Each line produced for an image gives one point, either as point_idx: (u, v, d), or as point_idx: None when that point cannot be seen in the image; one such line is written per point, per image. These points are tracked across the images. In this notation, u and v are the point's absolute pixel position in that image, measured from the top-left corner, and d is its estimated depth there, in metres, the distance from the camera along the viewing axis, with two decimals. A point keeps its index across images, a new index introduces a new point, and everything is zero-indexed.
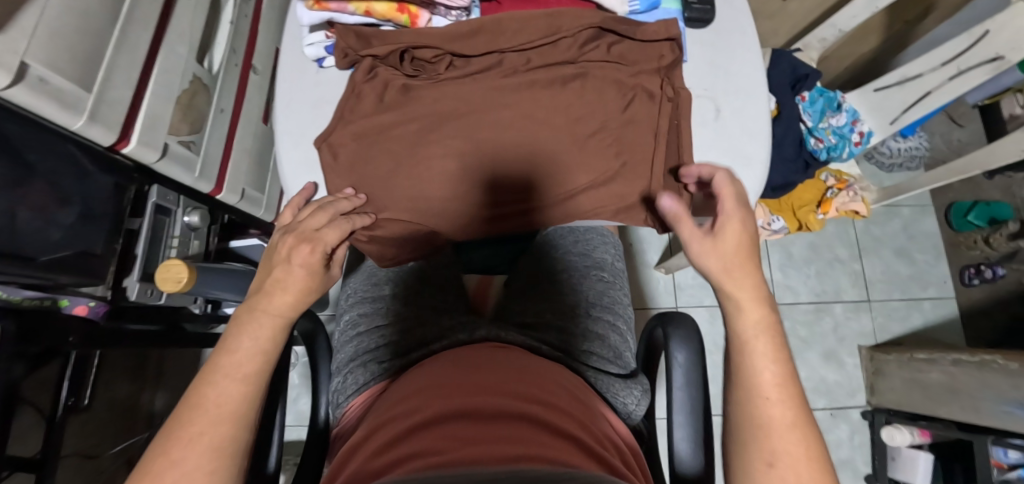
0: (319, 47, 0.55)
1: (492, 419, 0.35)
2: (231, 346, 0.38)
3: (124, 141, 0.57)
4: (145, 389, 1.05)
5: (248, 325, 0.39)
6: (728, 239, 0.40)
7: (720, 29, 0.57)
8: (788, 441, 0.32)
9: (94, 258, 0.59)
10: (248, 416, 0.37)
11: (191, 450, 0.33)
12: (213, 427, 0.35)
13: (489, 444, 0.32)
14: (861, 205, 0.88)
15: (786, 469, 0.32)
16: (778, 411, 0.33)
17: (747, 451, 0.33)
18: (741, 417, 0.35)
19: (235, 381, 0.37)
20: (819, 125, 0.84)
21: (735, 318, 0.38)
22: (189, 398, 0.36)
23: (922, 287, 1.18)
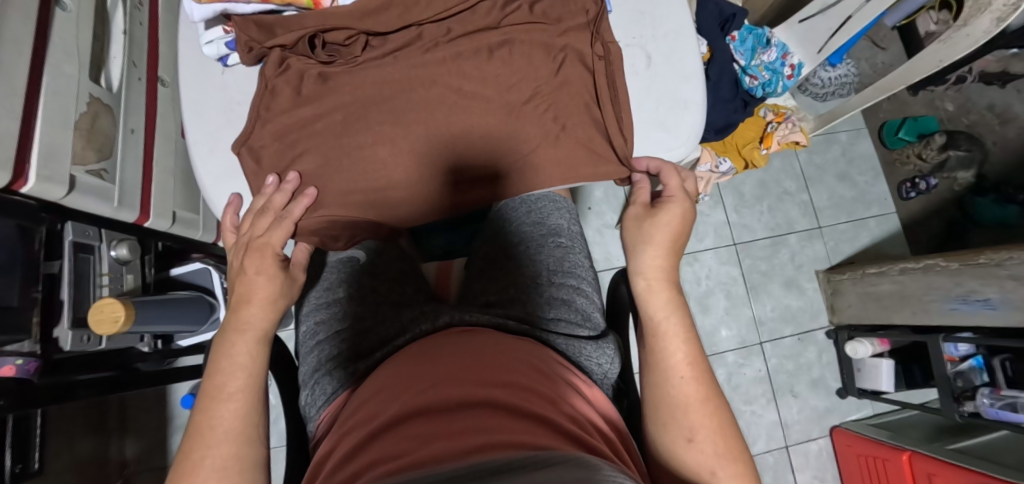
0: (220, 44, 0.51)
1: (455, 410, 0.36)
2: (220, 372, 0.41)
3: (20, 181, 0.52)
4: (112, 440, 0.99)
5: (223, 348, 0.42)
6: (647, 250, 0.46)
7: None
8: (700, 415, 0.40)
9: (12, 311, 0.53)
10: (250, 429, 0.39)
11: (197, 475, 0.36)
12: (213, 450, 0.37)
13: (449, 439, 0.32)
14: (800, 136, 0.88)
15: (701, 440, 0.39)
16: (691, 394, 0.41)
17: (669, 431, 0.40)
18: (664, 397, 0.41)
19: (224, 401, 0.39)
20: (751, 62, 0.86)
21: (649, 308, 0.45)
22: (193, 425, 0.38)
23: (866, 207, 1.24)
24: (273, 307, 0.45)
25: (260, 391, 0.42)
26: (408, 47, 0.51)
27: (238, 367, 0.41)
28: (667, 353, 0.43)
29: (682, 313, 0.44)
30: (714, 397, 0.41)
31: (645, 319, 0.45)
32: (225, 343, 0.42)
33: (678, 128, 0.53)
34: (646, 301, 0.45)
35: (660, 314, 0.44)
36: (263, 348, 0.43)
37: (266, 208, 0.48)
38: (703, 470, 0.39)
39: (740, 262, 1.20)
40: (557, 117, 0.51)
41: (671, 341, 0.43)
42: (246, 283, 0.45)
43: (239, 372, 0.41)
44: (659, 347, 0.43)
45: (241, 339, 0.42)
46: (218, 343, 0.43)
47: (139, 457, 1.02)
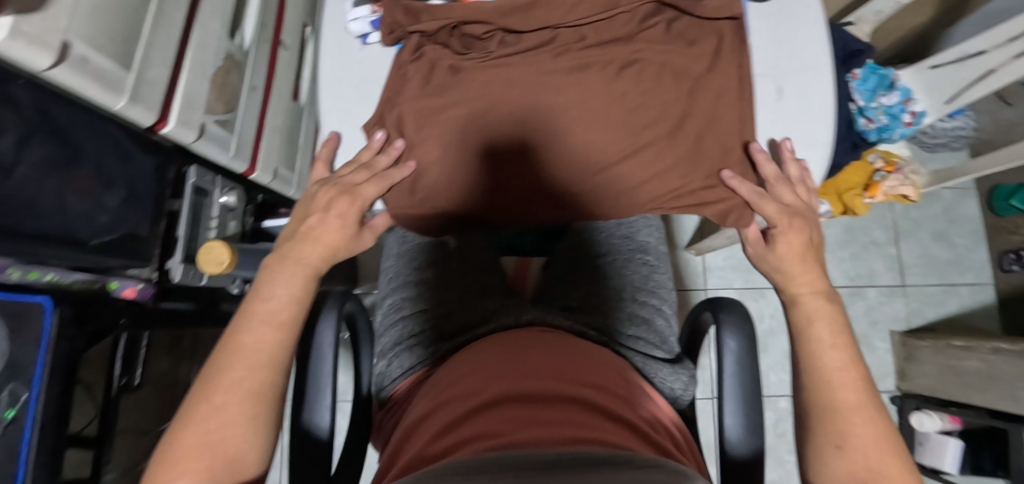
0: (365, 22, 0.54)
1: (545, 402, 0.37)
2: (260, 298, 0.43)
3: (163, 122, 0.57)
4: (182, 365, 1.08)
5: (278, 278, 0.44)
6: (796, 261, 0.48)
7: (784, 2, 0.56)
8: (854, 424, 0.39)
9: (139, 241, 0.59)
10: (284, 360, 0.42)
11: (232, 396, 0.38)
12: (251, 374, 0.39)
13: (545, 426, 0.34)
14: (911, 190, 0.82)
15: (853, 449, 0.38)
16: (848, 402, 0.39)
17: (818, 432, 0.40)
18: (813, 405, 0.41)
19: (269, 327, 0.41)
20: (870, 104, 0.80)
21: (806, 320, 0.44)
22: (224, 343, 0.40)
23: (960, 272, 1.15)
24: (330, 247, 0.48)
25: (296, 323, 0.43)
26: (540, 50, 0.51)
27: (279, 296, 0.43)
28: (825, 359, 0.42)
29: (836, 326, 0.44)
30: (876, 400, 0.40)
31: (801, 328, 0.44)
32: (279, 271, 0.44)
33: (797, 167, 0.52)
34: (802, 307, 0.45)
35: (818, 323, 0.44)
36: (300, 282, 0.45)
37: (370, 164, 0.51)
38: (853, 482, 0.37)
39: None
40: (671, 144, 0.51)
41: (826, 345, 0.42)
42: (306, 235, 0.47)
43: (278, 301, 0.43)
44: (814, 354, 0.42)
45: (286, 275, 0.44)
46: (267, 269, 0.45)
47: None
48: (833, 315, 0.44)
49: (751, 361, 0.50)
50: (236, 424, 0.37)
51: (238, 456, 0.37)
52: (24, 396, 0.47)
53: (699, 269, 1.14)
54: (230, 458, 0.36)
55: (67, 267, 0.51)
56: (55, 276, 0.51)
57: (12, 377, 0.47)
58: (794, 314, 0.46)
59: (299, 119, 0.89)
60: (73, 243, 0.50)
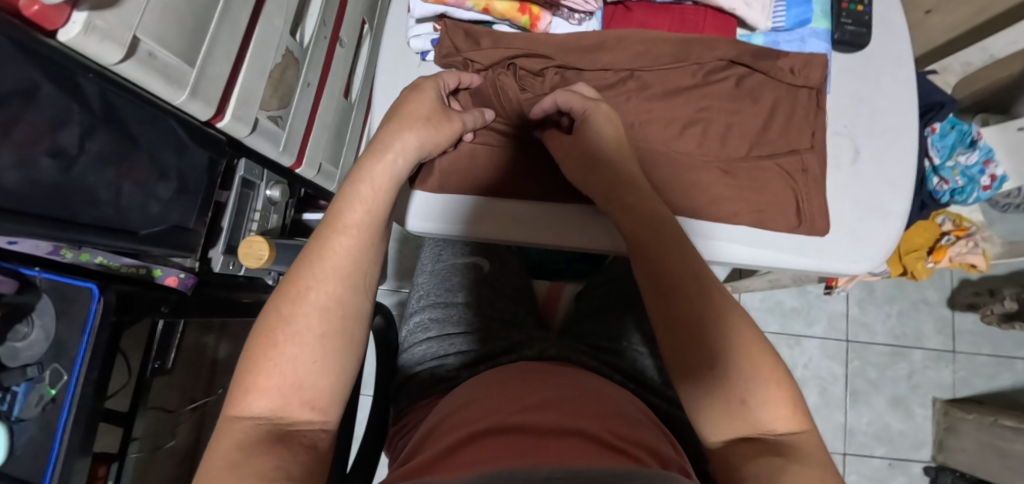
0: (426, 39, 0.52)
1: (551, 435, 0.36)
2: (342, 206, 0.38)
3: (219, 116, 0.57)
4: (211, 338, 1.10)
5: (351, 195, 0.39)
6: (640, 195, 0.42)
7: (872, 58, 0.52)
8: (751, 366, 0.34)
9: (188, 232, 0.61)
10: (360, 273, 0.37)
11: (302, 306, 0.34)
12: (320, 285, 0.35)
13: (540, 454, 0.33)
14: (981, 259, 0.79)
15: (755, 396, 0.33)
16: (745, 343, 0.35)
17: (721, 389, 0.34)
18: (703, 357, 0.35)
19: (341, 231, 0.37)
20: (946, 163, 0.75)
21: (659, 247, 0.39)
22: (303, 253, 0.36)
23: (1018, 345, 1.07)
24: (412, 150, 0.42)
25: (377, 237, 0.39)
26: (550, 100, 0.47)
27: (361, 202, 0.38)
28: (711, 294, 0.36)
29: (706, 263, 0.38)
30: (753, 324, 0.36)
31: (668, 257, 0.38)
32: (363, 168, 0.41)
33: (870, 239, 0.49)
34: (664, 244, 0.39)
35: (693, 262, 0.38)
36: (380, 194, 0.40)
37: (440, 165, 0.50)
38: (754, 419, 0.34)
39: (847, 362, 1.08)
40: (729, 207, 0.48)
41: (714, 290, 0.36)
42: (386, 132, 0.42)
43: (356, 206, 0.38)
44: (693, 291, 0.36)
45: (370, 179, 0.40)
46: (351, 174, 0.40)
47: (228, 359, 1.12)
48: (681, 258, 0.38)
49: None
50: (306, 339, 0.33)
51: (306, 381, 0.32)
52: (63, 376, 0.49)
53: None
54: (298, 383, 0.32)
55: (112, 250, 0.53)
56: (104, 259, 0.54)
57: (55, 356, 0.50)
58: (640, 270, 0.39)
59: (348, 116, 0.89)
60: (123, 232, 0.52)
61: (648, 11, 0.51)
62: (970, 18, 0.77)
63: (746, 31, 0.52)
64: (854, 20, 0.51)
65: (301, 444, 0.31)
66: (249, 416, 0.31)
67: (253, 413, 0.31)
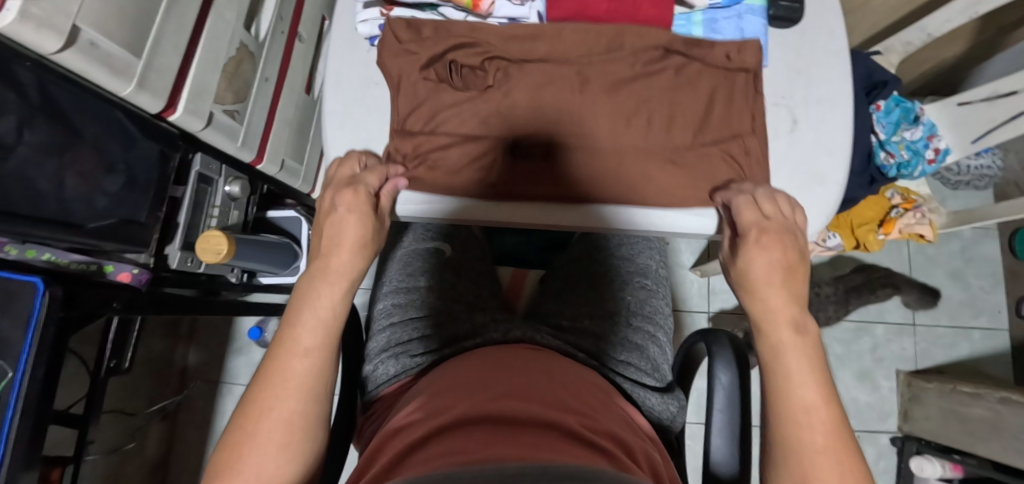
0: (372, 24, 0.52)
1: (521, 427, 0.36)
2: (297, 323, 0.38)
3: (170, 109, 0.57)
4: (179, 345, 1.08)
5: (310, 297, 0.39)
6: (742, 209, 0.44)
7: (806, 32, 0.54)
8: (825, 468, 0.33)
9: (137, 225, 0.59)
10: (317, 386, 0.37)
11: (262, 422, 0.35)
12: (281, 402, 0.35)
13: (510, 447, 0.33)
14: (927, 229, 0.81)
15: None
16: (824, 434, 0.33)
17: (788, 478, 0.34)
18: (778, 442, 0.35)
19: (299, 354, 0.37)
20: (892, 137, 0.78)
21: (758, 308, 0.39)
22: (262, 368, 0.37)
23: (974, 315, 1.11)
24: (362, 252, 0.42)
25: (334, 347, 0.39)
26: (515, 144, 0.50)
27: (324, 314, 0.38)
28: (798, 388, 0.35)
29: (807, 358, 0.36)
30: (841, 419, 0.34)
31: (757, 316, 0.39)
32: (315, 286, 0.39)
33: (813, 204, 0.50)
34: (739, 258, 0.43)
35: (790, 353, 0.36)
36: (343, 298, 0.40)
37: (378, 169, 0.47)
38: None
39: None
40: (675, 171, 0.49)
41: (799, 379, 0.35)
42: (332, 234, 0.42)
43: (315, 319, 0.38)
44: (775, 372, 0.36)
45: (324, 295, 0.39)
46: (299, 292, 0.39)
47: (199, 365, 1.10)
48: (783, 290, 0.39)
49: (742, 396, 0.48)
50: (266, 451, 0.34)
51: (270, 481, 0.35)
52: (7, 373, 0.47)
53: (703, 291, 1.12)
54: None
55: (64, 247, 0.53)
56: (52, 255, 0.53)
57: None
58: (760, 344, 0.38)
59: (310, 112, 0.89)
60: (70, 227, 0.51)
61: None
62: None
63: (684, 9, 0.52)
64: None
65: None
66: None
67: None
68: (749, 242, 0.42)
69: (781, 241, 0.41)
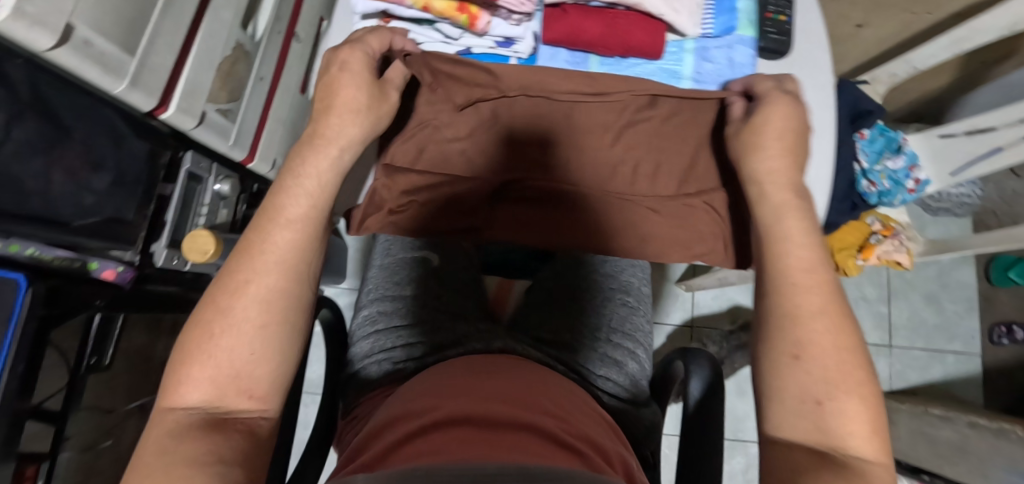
0: None
1: (500, 429, 0.37)
2: (277, 201, 0.39)
3: (163, 107, 0.57)
4: (161, 339, 1.07)
5: (291, 185, 0.40)
6: (788, 215, 0.40)
7: (794, 65, 0.55)
8: (812, 330, 0.36)
9: (125, 224, 0.59)
10: (300, 265, 0.39)
11: (238, 300, 0.36)
12: (259, 277, 0.37)
13: (490, 448, 0.34)
14: (905, 257, 0.83)
15: (811, 361, 0.35)
16: (817, 303, 0.37)
17: (778, 342, 0.37)
18: (777, 303, 0.38)
19: (281, 226, 0.38)
20: (874, 166, 0.80)
21: (760, 202, 0.42)
22: (242, 244, 0.38)
23: (948, 339, 1.14)
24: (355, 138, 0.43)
25: (317, 230, 0.40)
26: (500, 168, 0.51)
27: (303, 198, 0.40)
28: (797, 257, 0.39)
29: (806, 226, 0.40)
30: (837, 296, 0.37)
31: (762, 209, 0.42)
32: (299, 161, 0.41)
33: None
34: (774, 239, 0.40)
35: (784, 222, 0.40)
36: (321, 189, 0.41)
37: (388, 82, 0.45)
38: (807, 400, 0.35)
39: None
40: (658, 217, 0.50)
41: (795, 242, 0.39)
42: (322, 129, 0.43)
43: (299, 200, 0.40)
44: (775, 259, 0.39)
45: (301, 178, 0.41)
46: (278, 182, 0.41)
47: None
48: (810, 247, 0.39)
49: (714, 420, 0.49)
50: (245, 331, 0.35)
51: (244, 371, 0.35)
52: None
53: (687, 305, 1.14)
54: (236, 373, 0.34)
55: (48, 242, 0.52)
56: (37, 251, 0.51)
57: None
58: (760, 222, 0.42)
59: (304, 112, 0.89)
60: (55, 224, 0.51)
61: (587, 14, 0.48)
62: (899, 31, 0.83)
63: (676, 36, 0.52)
64: (777, 29, 0.54)
65: (236, 432, 0.33)
66: (182, 407, 0.33)
67: (188, 404, 0.34)
68: (773, 98, 0.43)
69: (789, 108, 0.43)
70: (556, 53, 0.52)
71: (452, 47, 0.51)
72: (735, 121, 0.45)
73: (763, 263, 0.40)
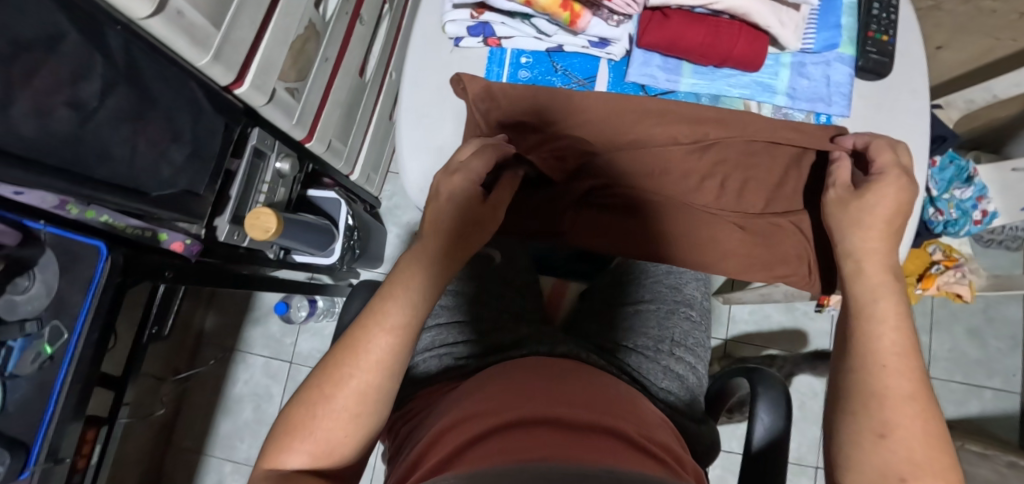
0: (461, 26, 0.51)
1: (581, 432, 0.35)
2: (385, 301, 0.38)
3: (238, 83, 0.56)
4: (200, 309, 1.09)
5: (397, 286, 0.39)
6: (883, 298, 0.38)
7: (891, 87, 0.53)
8: (903, 412, 0.33)
9: (197, 198, 0.60)
10: (397, 366, 0.38)
11: (339, 392, 0.36)
12: (361, 374, 0.36)
13: (577, 451, 0.32)
14: (967, 290, 0.81)
15: (899, 442, 0.32)
16: (905, 386, 0.34)
17: (858, 420, 0.34)
18: (861, 383, 0.35)
19: (385, 332, 0.37)
20: (942, 195, 0.78)
21: (855, 279, 0.40)
22: (346, 338, 0.38)
23: (988, 374, 1.12)
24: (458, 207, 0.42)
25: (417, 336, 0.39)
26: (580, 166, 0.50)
27: (405, 302, 0.38)
28: (887, 333, 0.36)
29: (901, 306, 0.37)
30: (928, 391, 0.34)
31: (858, 283, 0.40)
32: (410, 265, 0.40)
33: None
34: (864, 317, 0.37)
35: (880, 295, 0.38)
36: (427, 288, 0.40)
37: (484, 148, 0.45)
38: (890, 479, 0.31)
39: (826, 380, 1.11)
40: (741, 234, 0.49)
41: (888, 319, 0.36)
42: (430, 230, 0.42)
43: (399, 308, 0.38)
44: (865, 327, 0.37)
45: (408, 282, 0.39)
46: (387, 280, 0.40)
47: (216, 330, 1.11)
48: (901, 333, 0.36)
49: (783, 445, 0.48)
50: (341, 421, 0.35)
51: (336, 450, 0.36)
52: (65, 334, 0.49)
53: (723, 317, 1.13)
54: (329, 451, 0.36)
55: (119, 211, 0.53)
56: (109, 218, 0.53)
57: (57, 312, 0.49)
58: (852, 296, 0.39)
59: (361, 95, 0.88)
60: (135, 192, 0.51)
61: (689, 19, 0.47)
62: (980, 56, 0.80)
63: (776, 50, 0.51)
64: (878, 49, 0.51)
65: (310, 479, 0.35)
66: (281, 467, 0.35)
67: (287, 466, 0.35)
68: (887, 178, 0.41)
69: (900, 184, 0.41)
70: (649, 59, 0.50)
71: (543, 43, 0.51)
72: (838, 187, 0.44)
73: (850, 342, 0.38)
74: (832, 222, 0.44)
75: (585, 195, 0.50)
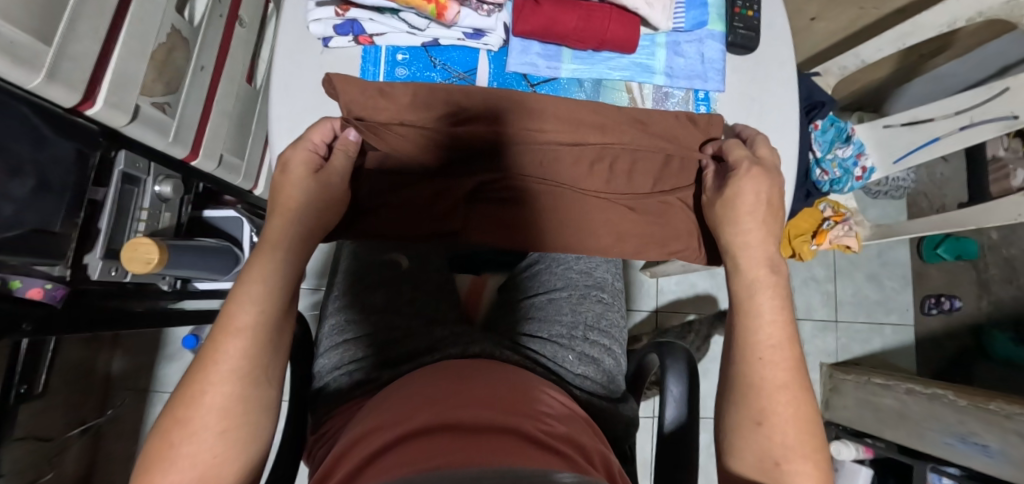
0: (328, 24, 0.49)
1: (479, 435, 0.34)
2: (232, 307, 0.38)
3: (88, 103, 0.51)
4: (102, 352, 0.99)
5: (241, 290, 0.39)
6: (761, 293, 0.41)
7: (761, 59, 0.55)
8: (777, 400, 0.37)
9: (54, 236, 0.54)
10: (256, 370, 0.38)
11: (196, 411, 0.35)
12: (216, 387, 0.35)
13: (473, 453, 0.30)
14: (853, 241, 0.87)
15: (772, 426, 0.37)
16: (779, 376, 0.38)
17: (743, 406, 0.38)
18: (742, 374, 0.39)
19: (233, 335, 0.37)
20: (826, 156, 0.84)
21: (735, 273, 0.43)
22: (200, 354, 0.37)
23: (887, 312, 1.23)
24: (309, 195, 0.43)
25: (271, 332, 0.39)
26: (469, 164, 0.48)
27: (247, 298, 0.38)
28: (767, 324, 0.40)
29: (777, 294, 0.41)
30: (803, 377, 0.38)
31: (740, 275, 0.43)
32: (252, 258, 0.41)
33: None
34: (743, 314, 0.41)
35: (761, 287, 0.41)
36: (273, 281, 0.40)
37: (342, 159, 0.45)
38: (767, 460, 0.36)
39: None
40: (634, 215, 0.50)
41: (768, 314, 0.40)
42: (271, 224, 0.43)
43: (246, 307, 0.38)
44: (746, 323, 0.40)
45: (252, 279, 0.40)
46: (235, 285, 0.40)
47: (125, 372, 1.02)
48: (779, 325, 0.40)
49: (693, 413, 0.50)
50: (204, 440, 0.34)
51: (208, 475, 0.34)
52: None
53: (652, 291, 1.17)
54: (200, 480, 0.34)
55: None
56: None
57: None
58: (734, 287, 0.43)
59: (252, 104, 0.82)
60: None
61: (558, 6, 0.48)
62: (848, 23, 0.86)
63: (649, 30, 0.53)
64: (745, 24, 0.53)
65: None
66: None
67: None
68: (741, 170, 0.44)
69: (767, 174, 0.44)
70: (528, 46, 0.50)
71: (417, 37, 0.49)
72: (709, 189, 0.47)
73: (735, 325, 0.41)
74: (713, 217, 0.46)
75: (476, 190, 0.49)
